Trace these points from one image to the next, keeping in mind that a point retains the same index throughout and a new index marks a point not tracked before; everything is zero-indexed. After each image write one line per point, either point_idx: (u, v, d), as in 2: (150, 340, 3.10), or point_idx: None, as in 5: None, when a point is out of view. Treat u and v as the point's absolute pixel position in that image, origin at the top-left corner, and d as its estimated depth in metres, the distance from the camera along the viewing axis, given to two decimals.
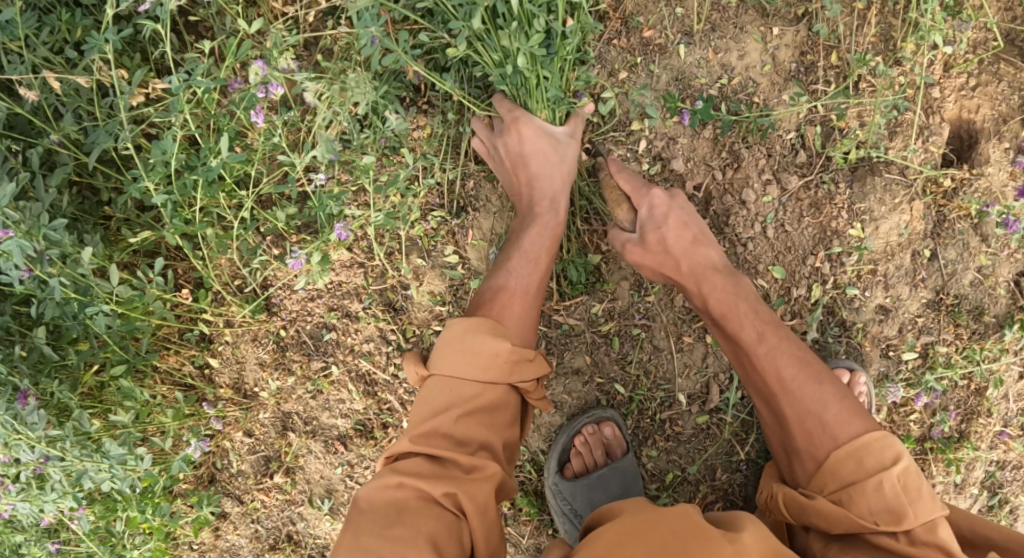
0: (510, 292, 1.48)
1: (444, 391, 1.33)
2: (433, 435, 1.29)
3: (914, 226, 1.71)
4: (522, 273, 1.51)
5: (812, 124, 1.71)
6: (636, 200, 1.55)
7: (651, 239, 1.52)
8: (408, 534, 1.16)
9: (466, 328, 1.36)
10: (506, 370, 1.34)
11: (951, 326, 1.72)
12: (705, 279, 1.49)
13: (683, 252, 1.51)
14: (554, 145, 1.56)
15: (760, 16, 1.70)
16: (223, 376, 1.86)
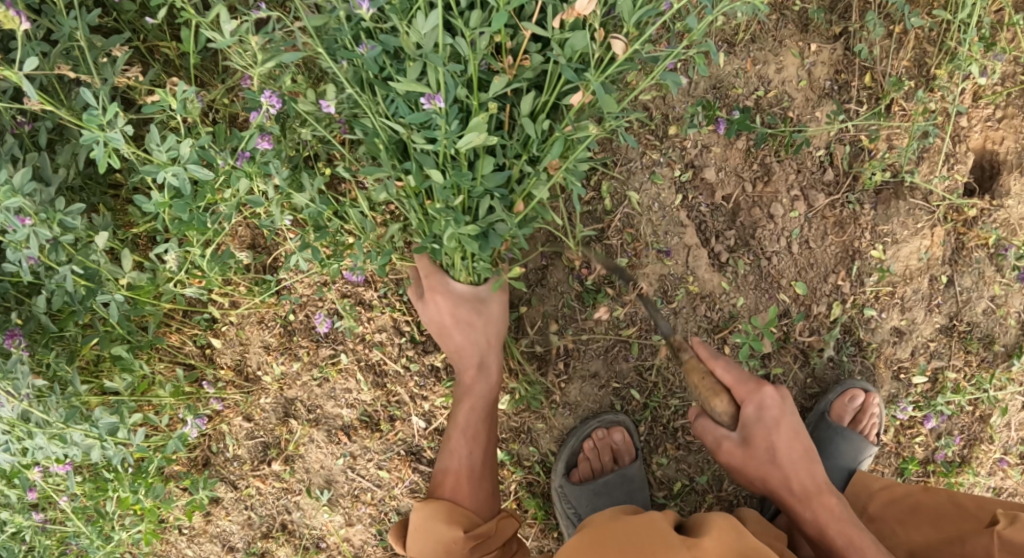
0: (454, 474, 1.52)
1: (425, 534, 1.45)
2: (430, 521, 1.45)
3: (934, 252, 1.73)
4: (464, 453, 1.54)
5: (841, 143, 1.72)
6: (740, 392, 1.40)
7: (748, 415, 1.38)
8: None
9: (425, 516, 1.46)
10: (469, 550, 1.43)
11: (962, 353, 1.74)
12: (814, 497, 1.36)
13: (767, 419, 1.38)
14: (479, 308, 1.54)
15: (799, 31, 1.70)
16: (223, 357, 1.79)
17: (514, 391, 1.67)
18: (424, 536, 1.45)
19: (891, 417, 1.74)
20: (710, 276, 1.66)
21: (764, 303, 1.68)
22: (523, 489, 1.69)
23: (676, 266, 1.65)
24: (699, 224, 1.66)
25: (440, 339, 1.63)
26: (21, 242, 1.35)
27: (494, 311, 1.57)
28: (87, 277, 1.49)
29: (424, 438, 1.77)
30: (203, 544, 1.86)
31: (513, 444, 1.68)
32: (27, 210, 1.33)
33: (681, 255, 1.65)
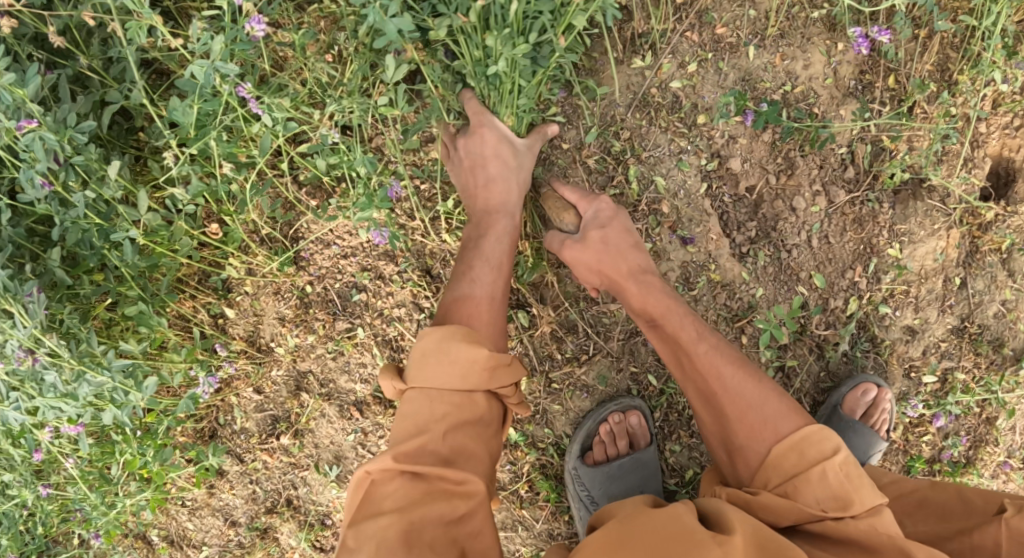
0: (476, 299, 1.44)
1: (432, 364, 1.31)
2: (425, 400, 1.29)
3: (948, 253, 1.75)
4: (485, 280, 1.48)
5: (863, 142, 1.74)
6: (623, 258, 1.47)
7: (628, 290, 1.46)
8: (435, 537, 1.15)
9: (439, 335, 1.33)
10: (484, 379, 1.30)
11: (971, 354, 1.76)
12: (641, 281, 1.46)
13: (655, 300, 1.44)
14: (512, 149, 1.54)
15: (827, 30, 1.72)
16: (236, 327, 1.77)
17: (531, 372, 1.68)
18: (404, 420, 1.28)
19: (901, 413, 1.76)
20: (731, 265, 1.68)
21: (783, 295, 1.70)
22: (536, 471, 1.70)
23: (698, 254, 1.66)
24: (721, 213, 1.68)
25: (464, 187, 1.57)
26: (34, 157, 1.30)
27: (490, 152, 1.53)
28: (101, 216, 1.44)
29: None
30: (204, 517, 1.84)
31: (528, 425, 1.69)
32: (36, 116, 1.27)
33: (703, 243, 1.66)
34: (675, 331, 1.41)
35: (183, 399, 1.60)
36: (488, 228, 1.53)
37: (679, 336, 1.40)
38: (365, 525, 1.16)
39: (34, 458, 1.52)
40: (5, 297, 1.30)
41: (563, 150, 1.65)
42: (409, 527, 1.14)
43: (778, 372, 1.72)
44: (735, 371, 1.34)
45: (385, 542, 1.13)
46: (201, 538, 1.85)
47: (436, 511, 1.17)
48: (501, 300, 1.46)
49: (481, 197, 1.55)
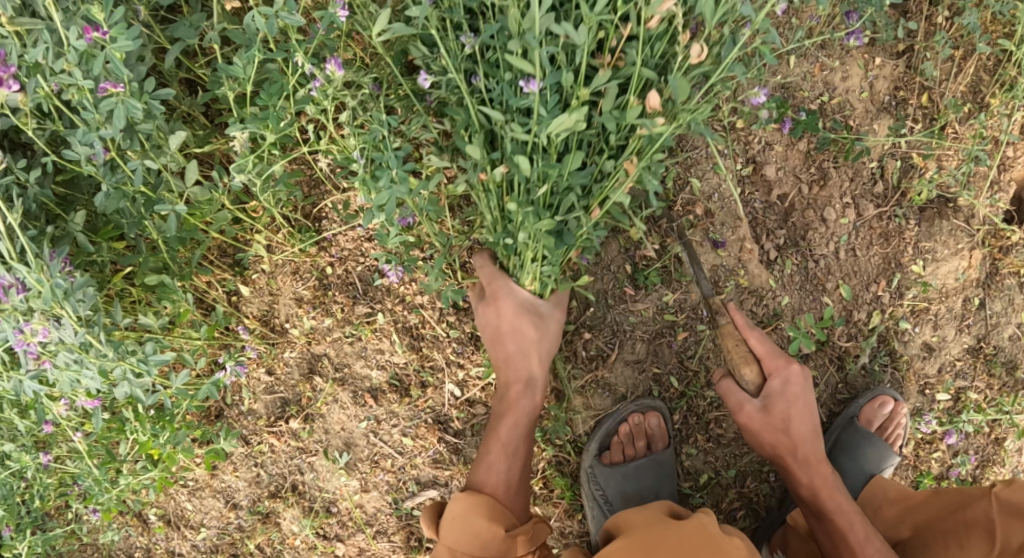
0: (489, 492, 1.50)
1: (467, 524, 1.45)
2: (471, 507, 1.46)
3: (970, 273, 1.77)
4: (501, 468, 1.52)
5: (893, 158, 1.75)
6: (771, 364, 1.45)
7: (776, 406, 1.44)
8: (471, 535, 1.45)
9: (465, 509, 1.47)
10: (506, 546, 1.44)
11: (985, 375, 1.78)
12: (808, 444, 1.46)
13: (791, 423, 1.44)
14: (536, 322, 1.53)
15: (866, 44, 1.73)
16: (251, 306, 1.72)
17: (554, 367, 1.65)
18: (457, 518, 1.46)
19: (914, 429, 1.78)
20: (759, 272, 1.67)
21: (808, 304, 1.70)
22: (552, 468, 1.68)
23: (728, 258, 1.66)
24: (752, 219, 1.67)
25: (488, 331, 1.58)
26: (100, 122, 1.30)
27: (517, 306, 1.54)
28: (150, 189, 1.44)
29: (453, 407, 1.72)
30: (205, 498, 1.79)
31: (547, 421, 1.67)
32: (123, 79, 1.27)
33: (733, 248, 1.66)
34: (821, 483, 1.46)
35: (206, 385, 1.59)
36: (506, 410, 1.56)
37: (824, 488, 1.46)
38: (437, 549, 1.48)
39: (43, 429, 1.50)
40: (53, 302, 1.31)
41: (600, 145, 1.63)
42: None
43: None
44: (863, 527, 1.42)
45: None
46: (200, 520, 1.81)
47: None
48: (513, 490, 1.51)
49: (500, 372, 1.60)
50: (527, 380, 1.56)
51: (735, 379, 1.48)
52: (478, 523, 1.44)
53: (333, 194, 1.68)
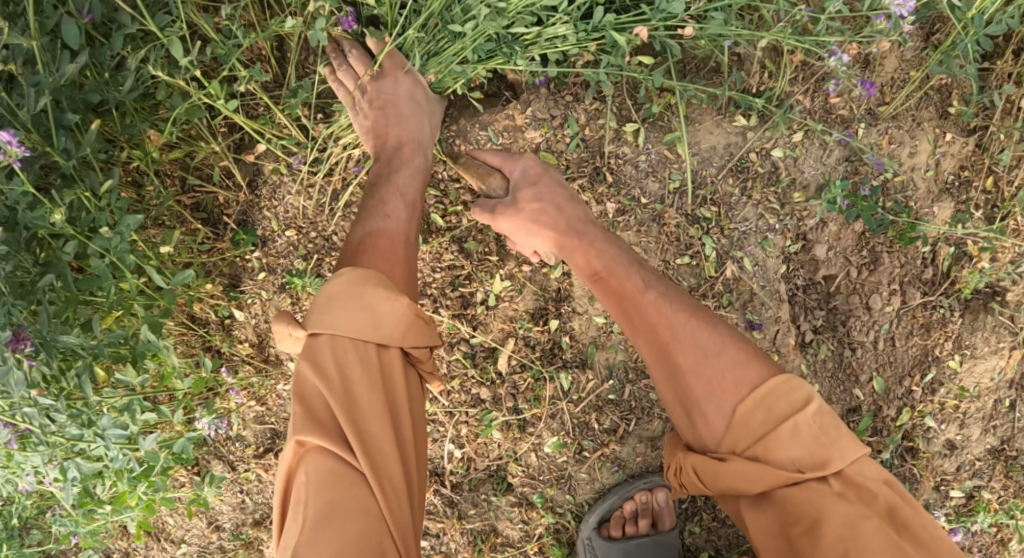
0: (390, 237, 1.29)
1: (362, 296, 1.14)
2: (361, 292, 1.15)
3: (1006, 373, 1.68)
4: (401, 215, 1.33)
5: (948, 244, 1.64)
6: (506, 166, 1.40)
7: (522, 198, 1.35)
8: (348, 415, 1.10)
9: (355, 281, 1.16)
10: (400, 332, 1.15)
11: (1003, 477, 1.71)
12: (579, 246, 1.30)
13: (542, 201, 1.33)
14: (427, 94, 1.43)
15: (938, 116, 1.61)
16: (243, 331, 1.66)
17: (564, 436, 1.54)
18: (382, 263, 1.25)
19: None
20: (793, 357, 1.55)
21: (837, 394, 1.59)
22: (549, 535, 1.59)
23: (762, 340, 1.53)
24: (792, 298, 1.56)
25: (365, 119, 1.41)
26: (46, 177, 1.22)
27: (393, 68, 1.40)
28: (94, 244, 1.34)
29: (452, 463, 1.59)
30: (188, 519, 1.73)
31: (549, 489, 1.57)
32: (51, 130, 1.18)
33: (769, 331, 1.53)
34: (628, 288, 1.25)
35: (182, 440, 1.51)
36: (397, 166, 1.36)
37: (629, 294, 1.24)
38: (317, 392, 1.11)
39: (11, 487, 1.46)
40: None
41: (642, 204, 1.49)
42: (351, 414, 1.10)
43: None
44: (682, 317, 1.21)
45: (352, 391, 1.11)
46: (181, 536, 1.74)
47: (390, 475, 1.10)
48: (418, 240, 1.32)
49: (383, 142, 1.39)
50: (415, 140, 1.40)
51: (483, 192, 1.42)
52: (373, 295, 1.14)
53: None
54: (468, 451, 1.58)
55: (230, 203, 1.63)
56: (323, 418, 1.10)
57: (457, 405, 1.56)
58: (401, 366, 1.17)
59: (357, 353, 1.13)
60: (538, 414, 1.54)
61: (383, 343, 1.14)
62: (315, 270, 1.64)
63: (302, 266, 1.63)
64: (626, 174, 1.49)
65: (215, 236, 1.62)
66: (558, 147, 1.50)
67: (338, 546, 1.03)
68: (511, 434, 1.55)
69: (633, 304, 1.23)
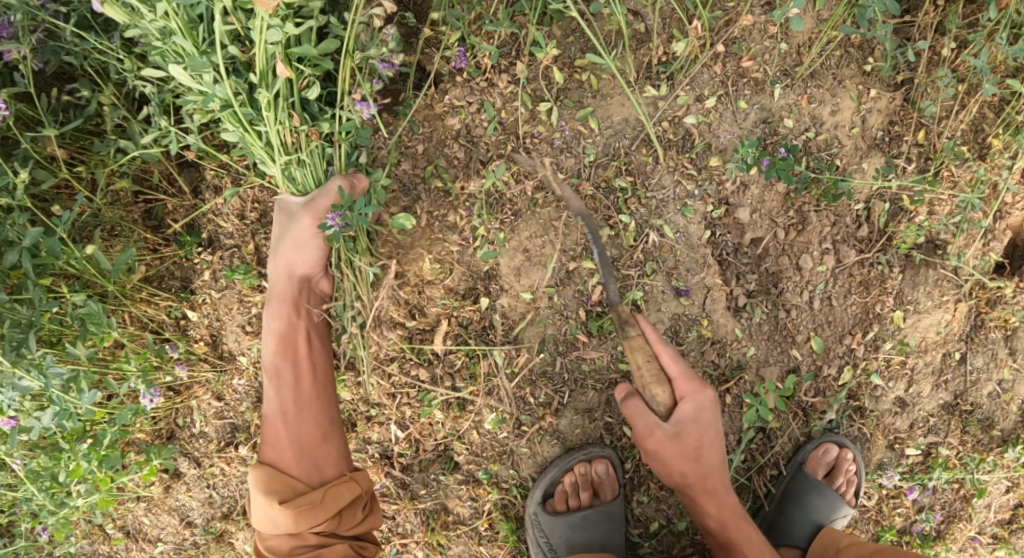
0: (275, 424, 1.49)
1: (263, 507, 1.43)
2: (260, 515, 1.43)
3: (953, 326, 1.67)
4: (274, 397, 1.50)
5: (882, 200, 1.64)
6: (683, 387, 1.42)
7: (682, 421, 1.41)
8: (307, 555, 1.42)
9: (253, 488, 1.45)
10: (292, 522, 1.41)
11: (959, 432, 1.70)
12: (656, 436, 1.41)
13: (704, 446, 1.43)
14: (283, 231, 1.47)
15: (861, 73, 1.60)
16: (198, 331, 1.69)
17: (502, 412, 1.58)
18: (281, 448, 1.48)
19: (877, 483, 1.70)
20: (724, 321, 1.56)
21: (774, 357, 1.60)
22: (497, 510, 1.62)
23: (691, 306, 1.54)
24: (721, 263, 1.56)
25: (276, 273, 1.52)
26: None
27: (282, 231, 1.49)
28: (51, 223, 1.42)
29: (399, 445, 1.63)
30: (160, 515, 1.75)
31: (493, 465, 1.60)
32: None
33: (697, 298, 1.55)
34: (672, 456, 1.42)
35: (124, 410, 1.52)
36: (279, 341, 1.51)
37: (702, 440, 1.42)
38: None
39: None
40: None
41: (559, 179, 1.53)
42: (304, 544, 1.43)
43: (759, 432, 1.63)
44: (704, 464, 1.44)
45: (290, 539, 1.43)
46: (157, 534, 1.76)
47: None
48: (293, 419, 1.48)
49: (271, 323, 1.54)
50: (280, 298, 1.51)
51: (645, 399, 1.44)
52: (265, 507, 1.42)
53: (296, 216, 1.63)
54: (414, 433, 1.62)
55: (178, 210, 1.70)
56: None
57: (398, 388, 1.60)
58: (314, 543, 1.43)
59: (272, 540, 1.45)
60: (475, 392, 1.58)
61: (293, 532, 1.42)
62: (257, 266, 1.66)
63: (241, 263, 1.65)
64: (542, 152, 1.53)
65: (164, 242, 1.68)
66: (476, 132, 1.56)
67: None
68: (451, 414, 1.59)
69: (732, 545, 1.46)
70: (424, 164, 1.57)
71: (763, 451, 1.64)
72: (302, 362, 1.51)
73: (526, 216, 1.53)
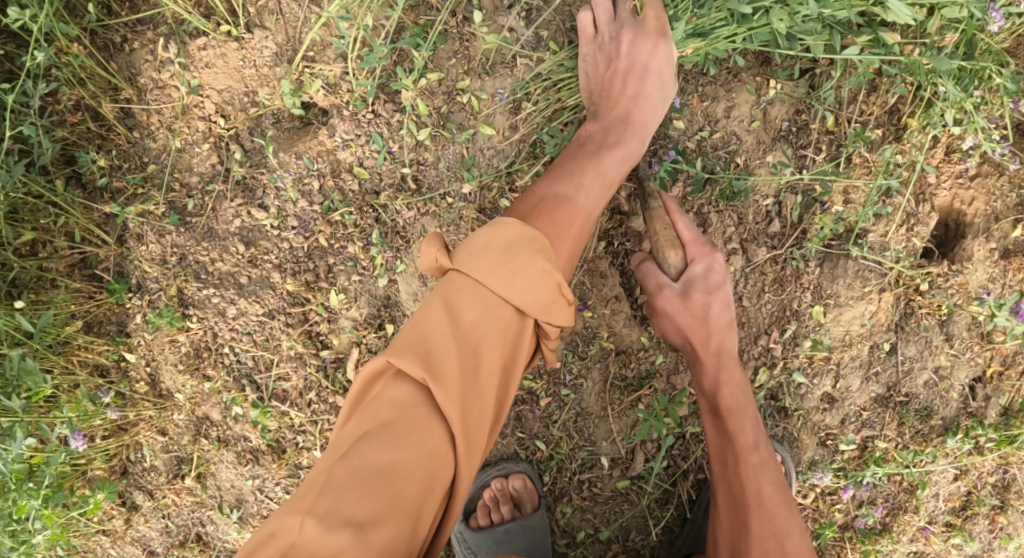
0: (573, 207, 1.32)
1: (514, 258, 1.17)
2: (526, 240, 1.18)
3: (878, 317, 1.61)
4: (593, 191, 1.36)
5: (793, 192, 1.59)
6: (695, 251, 1.43)
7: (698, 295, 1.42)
8: (485, 363, 1.15)
9: (519, 238, 1.18)
10: (539, 308, 1.18)
11: (896, 424, 1.65)
12: (714, 307, 1.42)
13: (720, 345, 1.43)
14: (669, 75, 1.44)
15: (758, 64, 1.56)
16: (138, 372, 1.73)
17: None
18: (562, 231, 1.28)
19: (809, 481, 1.68)
20: (628, 331, 1.56)
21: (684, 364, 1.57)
22: None
23: (592, 319, 1.55)
24: (621, 273, 1.56)
25: (607, 86, 1.46)
26: None
27: (647, 59, 1.42)
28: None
29: None
30: (124, 546, 1.82)
31: None
32: None
33: (598, 310, 1.55)
34: (723, 381, 1.42)
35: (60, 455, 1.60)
36: (617, 144, 1.42)
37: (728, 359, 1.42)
38: (434, 336, 1.16)
39: None
40: None
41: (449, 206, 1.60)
42: (486, 353, 1.16)
43: (680, 438, 1.59)
44: (732, 393, 1.42)
45: (473, 345, 1.16)
46: None
47: (470, 443, 1.14)
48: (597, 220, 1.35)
49: (617, 104, 1.45)
50: (628, 118, 1.44)
51: (657, 262, 1.47)
52: (530, 257, 1.17)
53: (211, 257, 1.68)
54: None
55: (107, 258, 1.70)
56: (433, 353, 1.15)
57: (318, 414, 1.70)
58: (515, 346, 1.19)
59: (486, 314, 1.17)
60: None
61: (521, 310, 1.17)
62: (180, 308, 1.69)
63: (165, 306, 1.69)
64: (430, 177, 1.60)
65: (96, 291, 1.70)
66: (370, 163, 1.61)
67: (381, 471, 1.09)
68: None
69: (723, 437, 1.41)
70: (321, 200, 1.63)
71: (685, 456, 1.60)
72: (615, 167, 1.41)
73: None
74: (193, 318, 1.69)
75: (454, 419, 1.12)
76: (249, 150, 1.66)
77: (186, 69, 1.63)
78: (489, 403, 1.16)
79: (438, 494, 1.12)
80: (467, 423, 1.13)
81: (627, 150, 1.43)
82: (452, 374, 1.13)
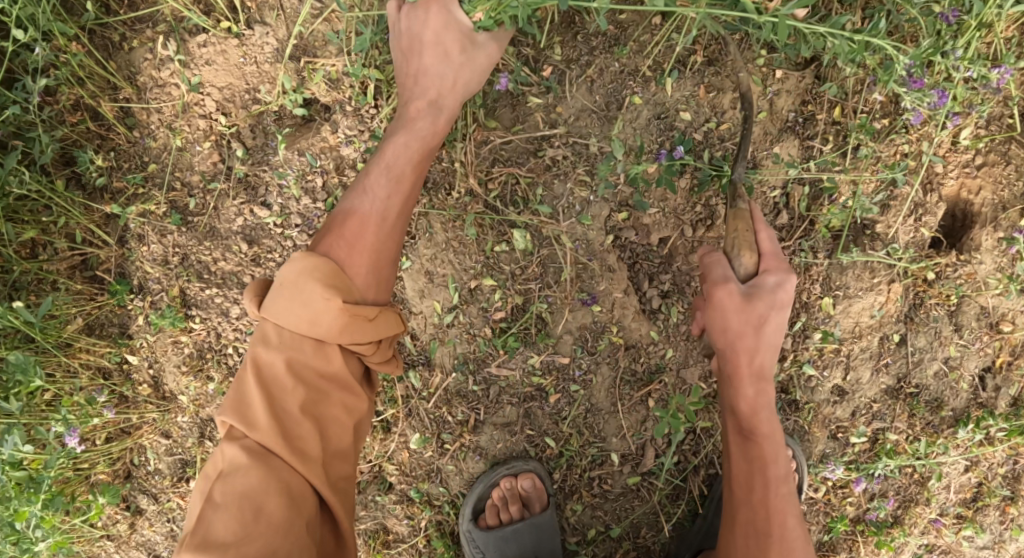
0: (361, 216, 1.34)
1: (302, 294, 1.24)
2: (311, 271, 1.25)
3: (888, 308, 1.60)
4: (379, 195, 1.36)
5: (801, 184, 1.58)
6: (772, 262, 1.28)
7: (761, 285, 1.26)
8: (297, 389, 1.23)
9: (301, 272, 1.25)
10: (337, 328, 1.23)
11: (907, 415, 1.64)
12: (761, 358, 1.27)
13: (771, 335, 1.27)
14: (461, 43, 1.39)
15: (764, 54, 1.54)
16: (142, 374, 1.71)
17: (425, 432, 1.59)
18: (349, 245, 1.32)
19: (820, 475, 1.67)
20: (637, 326, 1.54)
21: (694, 358, 1.56)
22: (433, 527, 1.62)
23: (601, 314, 1.54)
24: (630, 266, 1.54)
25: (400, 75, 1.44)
26: None
27: (424, 31, 1.38)
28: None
29: None
30: (128, 552, 1.80)
31: (423, 483, 1.61)
32: None
33: (606, 304, 1.54)
34: (770, 358, 1.28)
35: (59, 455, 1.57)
36: (403, 125, 1.40)
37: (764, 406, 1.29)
38: (247, 381, 1.24)
39: None
40: None
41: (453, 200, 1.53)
42: (293, 378, 1.23)
43: (690, 432, 1.59)
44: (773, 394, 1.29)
45: (284, 378, 1.23)
46: None
47: (310, 456, 1.22)
48: (393, 222, 1.35)
49: (407, 90, 1.42)
50: (430, 101, 1.40)
51: (728, 259, 1.30)
52: (308, 290, 1.23)
53: (215, 257, 1.66)
54: None
55: (108, 260, 1.67)
56: (250, 402, 1.22)
57: None
58: (336, 365, 1.26)
59: (295, 349, 1.24)
60: (396, 414, 1.60)
61: (320, 338, 1.23)
62: (182, 309, 1.67)
63: (168, 307, 1.67)
64: None
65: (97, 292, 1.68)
66: None
67: (234, 503, 1.17)
68: (373, 438, 1.60)
69: (752, 401, 1.28)
70: (325, 197, 1.62)
71: (696, 450, 1.60)
72: (420, 168, 1.39)
73: (424, 239, 1.53)
74: (196, 318, 1.68)
75: (279, 443, 1.20)
76: (251, 147, 1.64)
77: (186, 67, 1.61)
78: (317, 416, 1.24)
79: (303, 508, 1.20)
80: (293, 443, 1.21)
81: (423, 144, 1.40)
82: (264, 410, 1.21)
